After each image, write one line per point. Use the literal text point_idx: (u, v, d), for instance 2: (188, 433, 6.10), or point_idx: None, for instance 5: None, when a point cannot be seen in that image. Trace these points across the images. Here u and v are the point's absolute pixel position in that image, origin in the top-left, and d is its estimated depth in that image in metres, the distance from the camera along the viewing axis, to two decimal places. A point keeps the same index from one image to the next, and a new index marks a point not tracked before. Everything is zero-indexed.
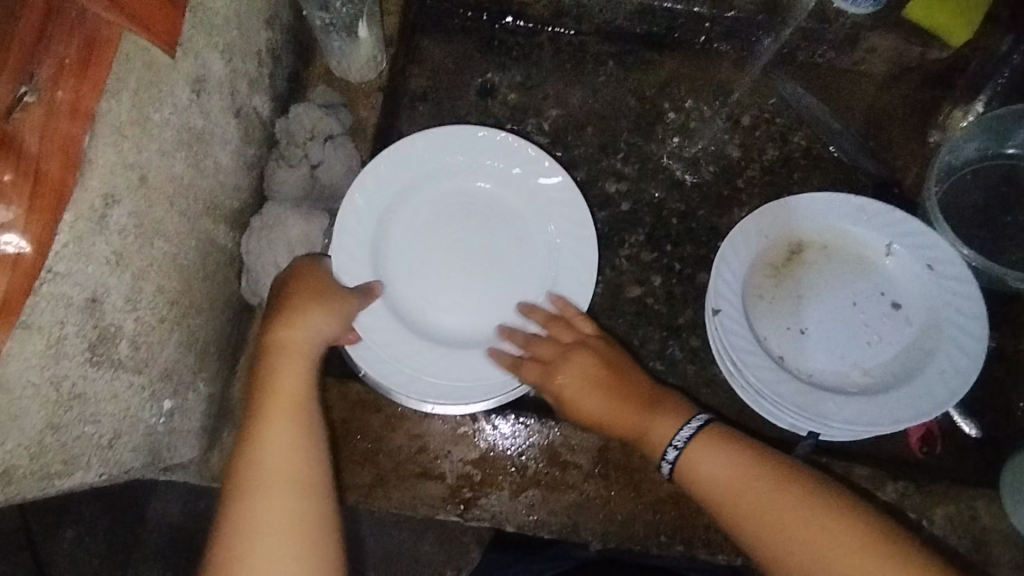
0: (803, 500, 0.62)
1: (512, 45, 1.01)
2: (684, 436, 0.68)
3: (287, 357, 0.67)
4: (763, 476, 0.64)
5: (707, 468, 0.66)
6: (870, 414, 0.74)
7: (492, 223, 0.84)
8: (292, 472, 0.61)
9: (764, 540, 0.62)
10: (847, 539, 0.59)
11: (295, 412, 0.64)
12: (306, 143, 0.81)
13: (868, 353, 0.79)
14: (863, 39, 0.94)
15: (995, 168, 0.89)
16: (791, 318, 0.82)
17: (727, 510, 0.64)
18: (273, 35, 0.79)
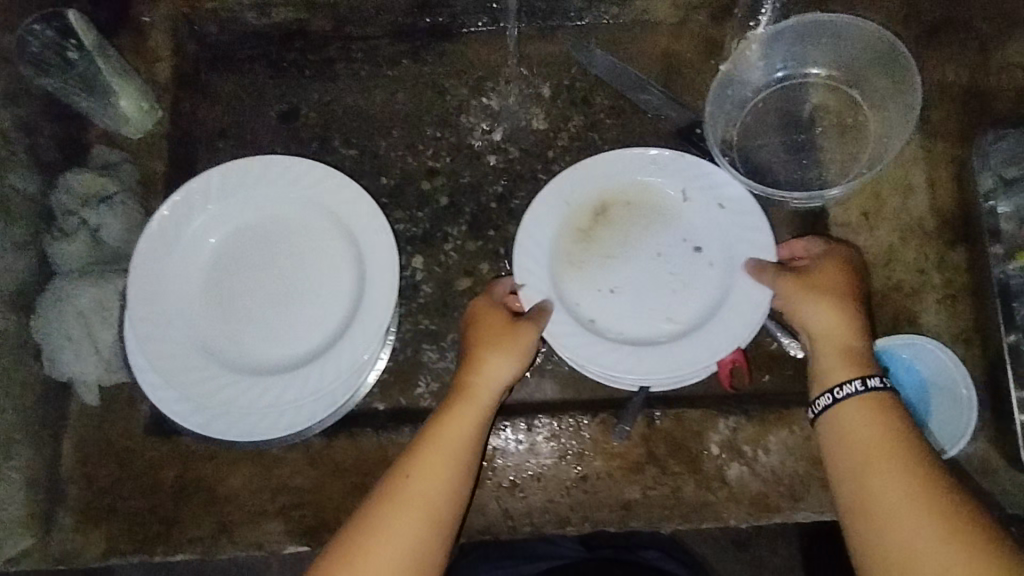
0: (931, 465, 0.61)
1: (303, 61, 0.97)
2: (856, 388, 0.67)
3: (470, 403, 0.70)
4: (895, 452, 0.62)
5: (858, 431, 0.65)
6: (678, 362, 0.76)
7: (298, 245, 0.80)
8: (426, 517, 0.64)
9: (872, 500, 0.61)
10: (920, 491, 0.59)
11: (456, 449, 0.67)
12: (80, 209, 0.80)
13: (678, 301, 0.79)
14: None
15: (779, 92, 0.89)
16: (602, 280, 0.80)
17: (856, 461, 0.63)
18: (18, 110, 0.77)
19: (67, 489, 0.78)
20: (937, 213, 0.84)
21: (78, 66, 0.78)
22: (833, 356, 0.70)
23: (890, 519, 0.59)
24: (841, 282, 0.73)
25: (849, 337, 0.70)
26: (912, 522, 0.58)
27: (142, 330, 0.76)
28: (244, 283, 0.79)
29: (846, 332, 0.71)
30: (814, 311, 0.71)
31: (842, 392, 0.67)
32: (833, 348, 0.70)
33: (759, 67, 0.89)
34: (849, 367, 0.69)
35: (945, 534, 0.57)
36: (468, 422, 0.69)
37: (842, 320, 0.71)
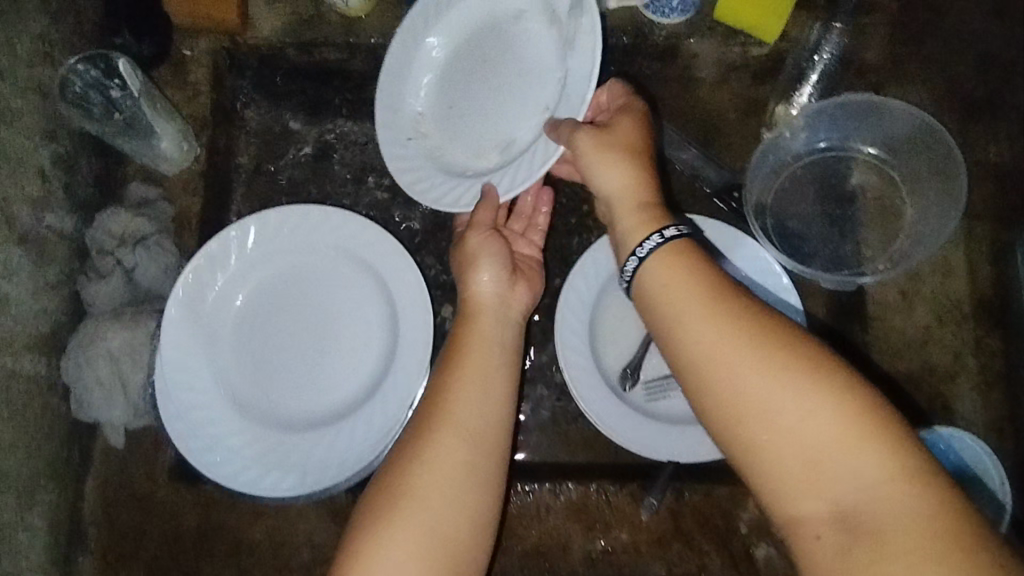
0: (746, 312, 0.50)
1: (336, 100, 0.94)
2: (655, 242, 0.56)
3: (478, 355, 0.65)
4: (701, 301, 0.51)
5: (662, 289, 0.54)
6: (699, 446, 0.79)
7: (326, 298, 0.79)
8: (462, 466, 0.59)
9: (703, 393, 0.50)
10: (768, 366, 0.48)
11: (479, 396, 0.62)
12: (115, 249, 0.79)
13: (512, 133, 0.71)
14: (684, 47, 0.91)
15: (820, 164, 0.87)
16: (464, 96, 0.74)
17: (666, 332, 0.53)
18: (57, 146, 0.75)
19: (89, 529, 0.78)
20: (975, 297, 0.83)
21: (121, 104, 0.78)
22: (630, 216, 0.60)
23: (729, 402, 0.49)
24: (625, 135, 0.64)
25: (643, 190, 0.61)
26: (759, 390, 0.48)
27: (171, 382, 0.75)
28: (272, 328, 0.78)
29: (642, 185, 0.61)
30: (601, 170, 0.62)
31: (645, 248, 0.56)
32: (629, 205, 0.60)
33: (801, 136, 0.87)
34: (646, 228, 0.58)
35: (818, 373, 0.47)
36: (483, 366, 0.64)
37: (629, 172, 0.62)
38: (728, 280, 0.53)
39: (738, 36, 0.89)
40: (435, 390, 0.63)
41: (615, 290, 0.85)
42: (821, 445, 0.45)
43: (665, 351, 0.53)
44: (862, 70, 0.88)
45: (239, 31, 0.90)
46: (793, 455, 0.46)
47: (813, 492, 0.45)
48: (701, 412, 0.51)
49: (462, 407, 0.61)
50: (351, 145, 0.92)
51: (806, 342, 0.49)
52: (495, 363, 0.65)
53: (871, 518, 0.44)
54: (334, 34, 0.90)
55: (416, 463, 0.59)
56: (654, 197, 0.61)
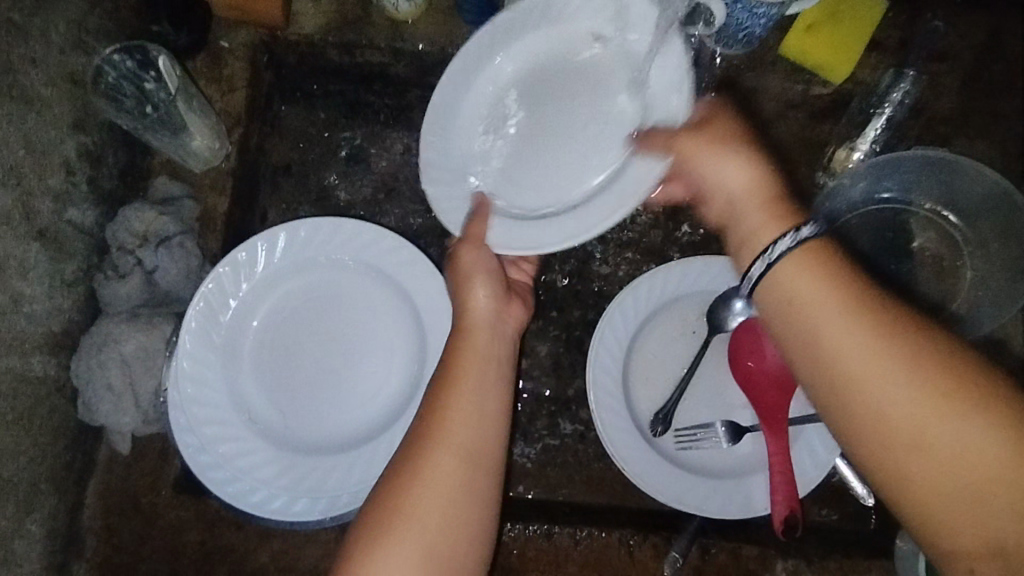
0: (891, 318, 0.46)
1: (377, 106, 0.90)
2: (792, 242, 0.49)
3: (467, 384, 0.59)
4: (847, 316, 0.46)
5: (799, 298, 0.48)
6: (732, 501, 0.75)
7: (352, 317, 0.75)
8: (439, 513, 0.53)
9: (845, 413, 0.47)
10: (917, 383, 0.45)
11: (462, 436, 0.56)
12: (137, 248, 0.75)
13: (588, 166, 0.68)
14: (741, 80, 0.87)
15: (879, 216, 0.83)
16: (536, 122, 0.70)
17: (799, 340, 0.48)
18: (83, 135, 0.71)
19: (86, 538, 0.74)
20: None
21: (156, 96, 0.76)
22: (755, 213, 0.53)
23: (874, 429, 0.46)
24: (728, 129, 0.59)
25: (768, 189, 0.54)
26: (908, 405, 0.45)
27: (185, 393, 0.71)
28: (302, 346, 0.74)
29: (763, 181, 0.54)
30: (713, 165, 0.57)
31: (780, 248, 0.49)
32: (756, 204, 0.53)
33: (862, 184, 0.81)
34: (776, 222, 0.52)
35: (966, 404, 0.44)
36: (474, 393, 0.58)
37: (745, 166, 0.55)
38: (872, 288, 0.48)
39: (803, 74, 0.87)
40: (425, 418, 0.57)
41: (653, 329, 0.81)
42: (969, 474, 0.44)
43: (796, 362, 0.49)
44: (931, 120, 0.85)
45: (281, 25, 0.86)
46: (940, 483, 0.44)
47: (947, 508, 0.45)
48: (832, 408, 0.47)
49: (451, 430, 0.56)
50: (387, 154, 0.88)
51: (952, 353, 0.46)
52: (481, 381, 0.59)
53: (1011, 536, 0.44)
54: (378, 38, 0.86)
55: (398, 501, 0.54)
56: (781, 193, 0.54)
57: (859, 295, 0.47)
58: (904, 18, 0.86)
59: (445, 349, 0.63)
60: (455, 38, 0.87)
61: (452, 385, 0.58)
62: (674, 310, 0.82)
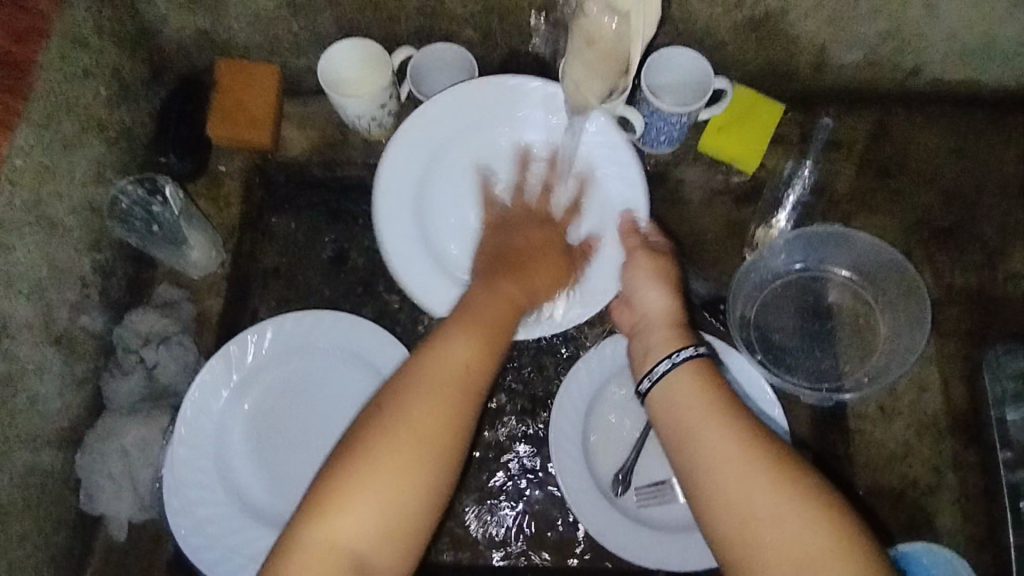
0: (755, 436, 0.58)
1: (358, 211, 1.02)
2: (672, 364, 0.65)
3: (493, 329, 0.66)
4: (720, 415, 0.60)
5: (687, 403, 0.62)
6: (691, 553, 0.81)
7: (332, 398, 0.83)
8: (428, 453, 0.56)
9: (706, 484, 0.58)
10: (771, 489, 0.55)
11: (470, 385, 0.60)
12: (140, 347, 0.85)
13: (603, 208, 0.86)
14: (670, 173, 1.01)
15: (801, 283, 0.94)
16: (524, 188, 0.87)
17: (678, 440, 0.61)
18: (99, 255, 0.83)
19: None
20: (951, 412, 0.88)
21: (161, 217, 0.85)
22: (660, 332, 0.70)
23: (729, 500, 0.56)
24: (670, 274, 0.76)
25: (677, 315, 0.72)
26: (769, 512, 0.54)
27: (179, 478, 0.78)
28: (285, 426, 0.82)
29: (674, 309, 0.72)
30: (644, 290, 0.75)
31: (681, 356, 0.65)
32: (663, 325, 0.71)
33: (781, 257, 0.94)
34: (672, 343, 0.68)
35: (814, 506, 0.54)
36: (484, 338, 0.64)
37: (667, 296, 0.74)
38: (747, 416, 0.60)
39: (721, 166, 1.01)
40: (437, 356, 0.61)
41: (609, 395, 0.89)
42: (800, 537, 0.53)
43: (675, 456, 0.61)
44: (834, 199, 0.99)
45: (272, 149, 1.02)
46: (778, 539, 0.53)
47: None
48: (701, 503, 0.58)
49: (441, 368, 0.60)
50: (366, 253, 1.00)
51: (812, 486, 0.55)
52: (501, 329, 0.67)
53: None
54: (357, 156, 1.03)
55: (383, 426, 0.56)
56: (683, 319, 0.71)
57: (717, 414, 0.60)
58: (803, 116, 1.01)
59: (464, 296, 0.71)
60: None
61: (462, 319, 0.66)
62: (625, 376, 0.90)
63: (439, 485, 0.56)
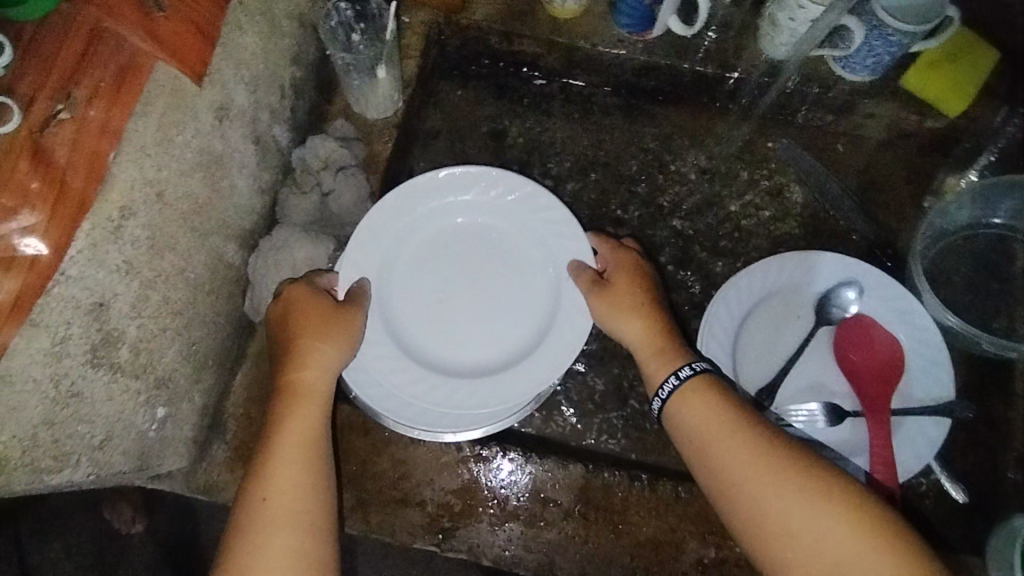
0: (764, 445, 0.66)
1: (526, 93, 1.05)
2: (673, 383, 0.71)
3: (297, 387, 0.70)
4: (720, 427, 0.67)
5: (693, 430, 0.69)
6: None
7: (491, 269, 0.82)
8: (284, 512, 0.64)
9: (718, 489, 0.66)
10: (787, 481, 0.63)
11: (310, 445, 0.68)
12: (319, 171, 0.86)
13: (528, 209, 0.83)
14: (859, 105, 0.96)
15: (982, 240, 0.90)
16: (426, 351, 0.78)
17: (692, 453, 0.69)
18: (296, 70, 0.83)
19: (228, 422, 0.81)
20: None
21: (358, 49, 0.85)
22: (654, 361, 0.74)
23: (749, 503, 0.64)
24: (645, 298, 0.77)
25: (658, 341, 0.75)
26: (788, 515, 0.62)
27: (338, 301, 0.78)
28: (438, 287, 0.81)
29: (656, 338, 0.75)
30: (620, 323, 0.76)
31: (684, 374, 0.71)
32: (653, 350, 0.74)
33: (969, 210, 0.89)
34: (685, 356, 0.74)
35: (811, 490, 0.62)
36: (308, 451, 0.67)
37: (649, 322, 0.75)
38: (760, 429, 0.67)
39: (919, 105, 0.95)
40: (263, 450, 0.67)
41: (765, 311, 0.87)
42: (813, 519, 0.61)
43: (696, 468, 0.69)
44: None
45: (456, 9, 0.99)
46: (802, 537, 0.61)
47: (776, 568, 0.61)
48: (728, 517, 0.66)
49: (294, 476, 0.65)
50: (543, 134, 1.04)
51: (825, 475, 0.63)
52: (316, 416, 0.70)
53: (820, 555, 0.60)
54: (540, 30, 0.99)
55: (258, 521, 0.63)
56: (669, 344, 0.75)
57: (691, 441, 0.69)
58: (1020, 67, 0.94)
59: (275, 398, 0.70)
60: (607, 37, 0.98)
61: (291, 409, 0.69)
62: (784, 296, 0.87)
63: (302, 536, 0.64)
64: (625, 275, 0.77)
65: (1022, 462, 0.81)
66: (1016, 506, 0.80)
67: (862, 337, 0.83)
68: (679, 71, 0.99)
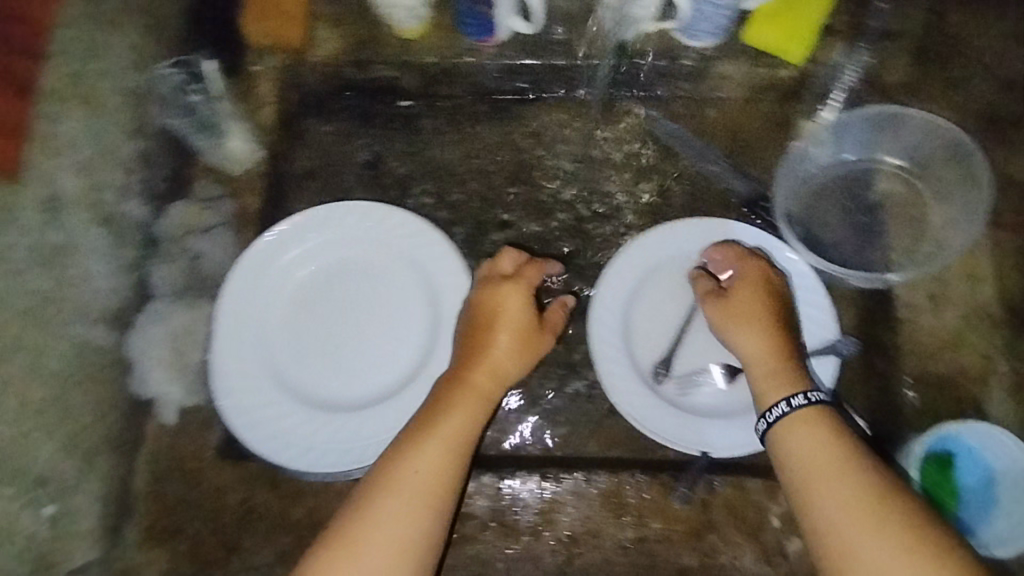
0: (872, 487, 0.65)
1: (390, 116, 1.03)
2: (801, 401, 0.71)
3: (475, 393, 0.73)
4: (851, 463, 0.66)
5: (823, 460, 0.67)
6: (730, 436, 0.80)
7: (364, 304, 0.82)
8: (414, 506, 0.66)
9: (831, 527, 0.64)
10: (891, 536, 0.62)
11: (420, 507, 0.66)
12: (183, 238, 0.86)
13: (389, 231, 0.84)
14: (710, 67, 0.98)
15: (845, 176, 0.92)
16: (324, 396, 0.79)
17: (801, 495, 0.67)
18: (139, 144, 0.85)
19: (136, 506, 0.80)
20: (1005, 299, 0.85)
21: (199, 109, 0.86)
22: (776, 376, 0.73)
23: (848, 548, 0.63)
24: (777, 295, 0.79)
25: (779, 345, 0.75)
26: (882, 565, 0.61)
27: (219, 369, 0.79)
28: (317, 332, 0.81)
29: (774, 338, 0.75)
30: (739, 332, 0.77)
31: (795, 402, 0.71)
32: (779, 359, 0.74)
33: (826, 149, 0.93)
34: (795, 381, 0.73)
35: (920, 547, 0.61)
36: (428, 507, 0.66)
37: (772, 328, 0.76)
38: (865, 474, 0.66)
39: (765, 58, 0.97)
40: (354, 513, 0.66)
41: (650, 287, 0.87)
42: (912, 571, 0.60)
43: (803, 502, 0.67)
44: (886, 89, 0.95)
45: (303, 49, 1.00)
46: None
47: None
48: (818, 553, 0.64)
49: (387, 541, 0.64)
50: (415, 152, 1.02)
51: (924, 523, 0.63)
52: (449, 479, 0.68)
53: None
54: (391, 56, 1.00)
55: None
56: (784, 343, 0.75)
57: (811, 485, 0.66)
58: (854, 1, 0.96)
59: (405, 439, 0.69)
60: (456, 48, 1.00)
61: (388, 482, 0.67)
62: (665, 269, 0.88)
63: (432, 525, 0.66)
64: (757, 275, 0.80)
65: (918, 382, 0.83)
66: (918, 426, 0.82)
67: None
68: (534, 66, 1.00)
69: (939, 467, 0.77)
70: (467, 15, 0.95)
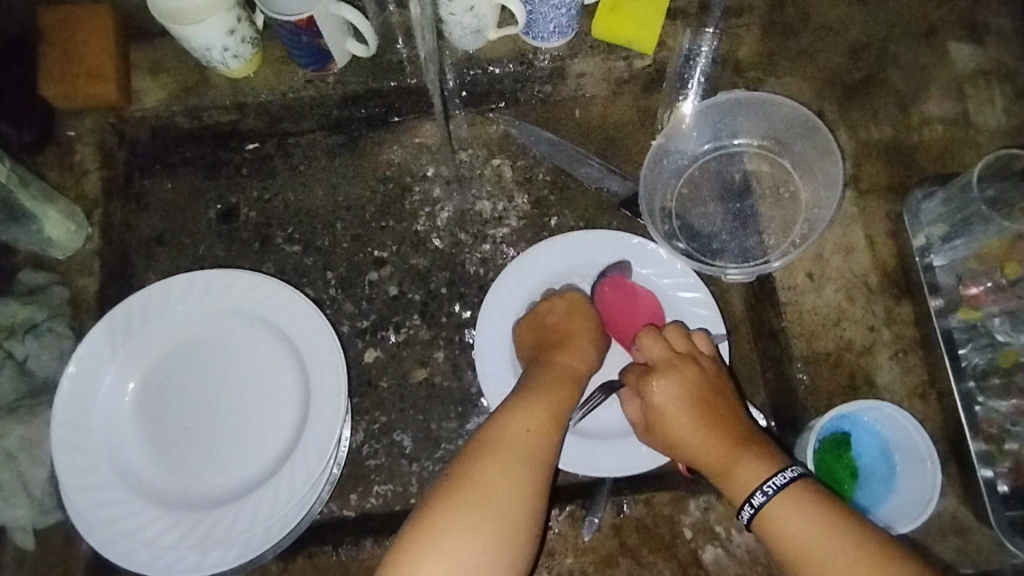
0: (861, 550, 0.60)
1: (242, 163, 0.96)
2: (775, 486, 0.64)
3: (569, 372, 0.74)
4: (841, 535, 0.61)
5: (811, 540, 0.61)
6: (631, 452, 0.77)
7: (226, 381, 0.76)
8: (531, 450, 0.66)
9: None
10: None
11: (528, 462, 0.65)
12: (4, 341, 0.79)
13: (235, 298, 0.77)
14: (568, 68, 0.92)
15: (712, 162, 0.90)
16: (204, 492, 0.73)
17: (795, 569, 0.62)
18: None
19: None
20: (881, 269, 0.85)
21: None
22: (733, 466, 0.67)
23: None
24: (698, 381, 0.72)
25: (723, 439, 0.68)
26: None
27: (69, 485, 0.71)
28: (180, 421, 0.76)
29: (714, 434, 0.69)
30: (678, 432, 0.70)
31: (775, 484, 0.64)
32: (726, 453, 0.68)
33: (693, 137, 0.90)
34: (755, 460, 0.67)
35: None
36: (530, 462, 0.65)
37: (705, 429, 0.69)
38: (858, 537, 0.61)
39: (621, 51, 0.92)
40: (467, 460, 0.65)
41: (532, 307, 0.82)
42: None
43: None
44: (740, 68, 0.93)
45: (122, 103, 0.89)
46: None
47: None
48: None
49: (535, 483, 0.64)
50: (272, 198, 0.95)
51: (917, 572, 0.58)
52: (545, 441, 0.67)
53: None
54: (221, 97, 0.90)
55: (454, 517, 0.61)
56: (728, 434, 0.69)
57: (801, 560, 0.61)
58: None
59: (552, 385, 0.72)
60: (294, 82, 0.90)
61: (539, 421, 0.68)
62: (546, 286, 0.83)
63: (547, 468, 0.66)
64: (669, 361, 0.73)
65: (810, 365, 0.82)
66: (816, 410, 0.81)
67: (623, 301, 0.83)
68: (382, 90, 0.93)
69: (837, 452, 0.76)
70: (296, 46, 0.86)
